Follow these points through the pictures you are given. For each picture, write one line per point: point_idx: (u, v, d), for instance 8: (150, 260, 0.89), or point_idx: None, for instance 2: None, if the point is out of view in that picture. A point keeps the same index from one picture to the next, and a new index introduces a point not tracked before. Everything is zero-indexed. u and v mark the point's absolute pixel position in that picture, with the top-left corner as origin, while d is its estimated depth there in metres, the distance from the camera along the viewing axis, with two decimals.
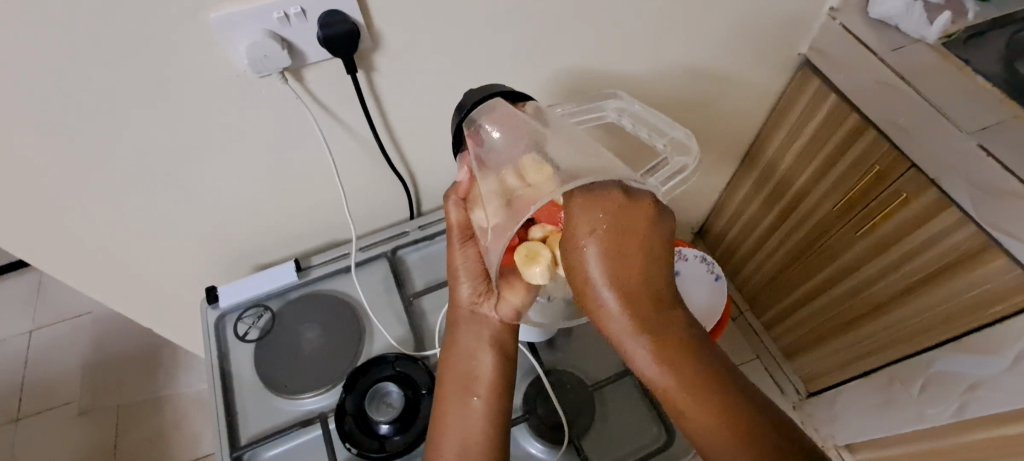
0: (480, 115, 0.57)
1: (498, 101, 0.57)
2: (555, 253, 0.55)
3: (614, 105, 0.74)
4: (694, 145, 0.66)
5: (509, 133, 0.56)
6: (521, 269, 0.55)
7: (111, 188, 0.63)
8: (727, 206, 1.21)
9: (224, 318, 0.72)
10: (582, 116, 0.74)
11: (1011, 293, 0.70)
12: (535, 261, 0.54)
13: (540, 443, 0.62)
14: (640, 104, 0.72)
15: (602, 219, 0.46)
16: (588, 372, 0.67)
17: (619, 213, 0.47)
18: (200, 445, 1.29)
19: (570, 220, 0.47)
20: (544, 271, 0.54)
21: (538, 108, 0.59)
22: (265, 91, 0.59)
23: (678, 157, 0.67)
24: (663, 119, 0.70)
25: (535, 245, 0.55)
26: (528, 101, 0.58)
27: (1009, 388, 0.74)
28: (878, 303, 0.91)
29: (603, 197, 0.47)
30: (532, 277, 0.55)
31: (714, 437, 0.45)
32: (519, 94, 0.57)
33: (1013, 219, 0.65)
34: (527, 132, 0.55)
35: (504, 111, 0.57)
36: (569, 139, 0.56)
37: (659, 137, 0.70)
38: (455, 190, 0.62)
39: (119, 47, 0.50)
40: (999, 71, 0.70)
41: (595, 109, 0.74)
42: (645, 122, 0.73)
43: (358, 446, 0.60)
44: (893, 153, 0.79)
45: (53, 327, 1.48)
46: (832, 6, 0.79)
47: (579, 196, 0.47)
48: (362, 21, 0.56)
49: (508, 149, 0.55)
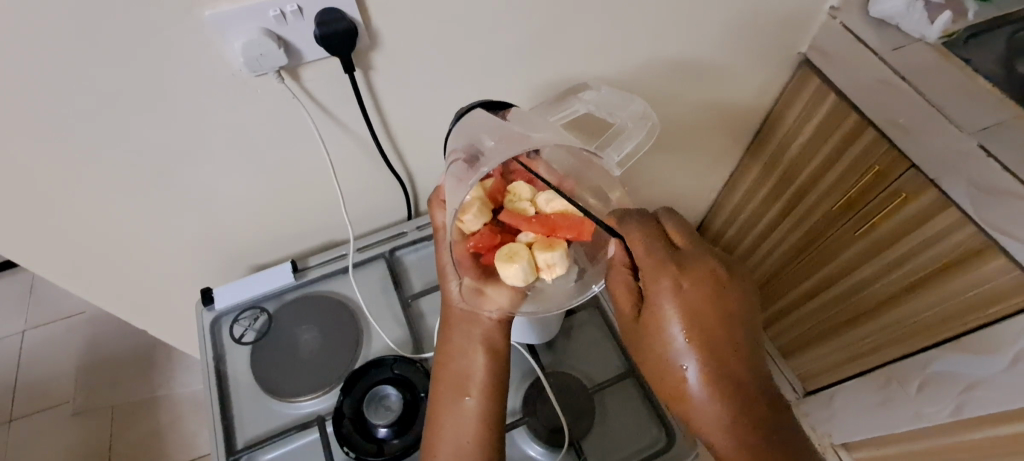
0: (465, 123, 0.59)
1: (478, 111, 0.59)
2: (533, 257, 0.56)
3: (588, 97, 0.69)
4: (650, 114, 0.65)
5: (495, 137, 0.56)
6: (499, 272, 0.57)
7: (103, 188, 0.62)
8: (725, 206, 1.21)
9: (219, 319, 0.71)
10: (555, 117, 0.68)
11: (1012, 292, 0.70)
12: (509, 261, 0.55)
13: (538, 445, 0.61)
14: (606, 87, 0.69)
15: (682, 288, 0.52)
16: (588, 373, 0.67)
17: (704, 289, 0.53)
18: (197, 445, 1.28)
19: (656, 288, 0.53)
20: (520, 270, 0.55)
21: (522, 113, 0.60)
22: (261, 89, 0.58)
23: (636, 125, 0.65)
24: (622, 97, 0.68)
25: (513, 246, 0.57)
26: (511, 108, 0.60)
27: (1006, 388, 0.74)
28: (875, 302, 0.91)
29: (690, 271, 0.53)
30: (510, 279, 0.56)
31: None
32: (501, 103, 0.61)
33: (1012, 220, 0.65)
34: (512, 132, 0.55)
35: (483, 118, 0.58)
36: (554, 132, 0.56)
37: (619, 111, 0.66)
38: (438, 194, 0.64)
39: (112, 45, 0.49)
40: (999, 72, 0.70)
41: (566, 105, 0.68)
42: (610, 103, 0.68)
43: (356, 449, 0.60)
44: (893, 152, 0.78)
45: (47, 327, 1.46)
46: (833, 4, 0.79)
47: (667, 270, 0.53)
48: (359, 18, 0.55)
49: (491, 148, 0.55)
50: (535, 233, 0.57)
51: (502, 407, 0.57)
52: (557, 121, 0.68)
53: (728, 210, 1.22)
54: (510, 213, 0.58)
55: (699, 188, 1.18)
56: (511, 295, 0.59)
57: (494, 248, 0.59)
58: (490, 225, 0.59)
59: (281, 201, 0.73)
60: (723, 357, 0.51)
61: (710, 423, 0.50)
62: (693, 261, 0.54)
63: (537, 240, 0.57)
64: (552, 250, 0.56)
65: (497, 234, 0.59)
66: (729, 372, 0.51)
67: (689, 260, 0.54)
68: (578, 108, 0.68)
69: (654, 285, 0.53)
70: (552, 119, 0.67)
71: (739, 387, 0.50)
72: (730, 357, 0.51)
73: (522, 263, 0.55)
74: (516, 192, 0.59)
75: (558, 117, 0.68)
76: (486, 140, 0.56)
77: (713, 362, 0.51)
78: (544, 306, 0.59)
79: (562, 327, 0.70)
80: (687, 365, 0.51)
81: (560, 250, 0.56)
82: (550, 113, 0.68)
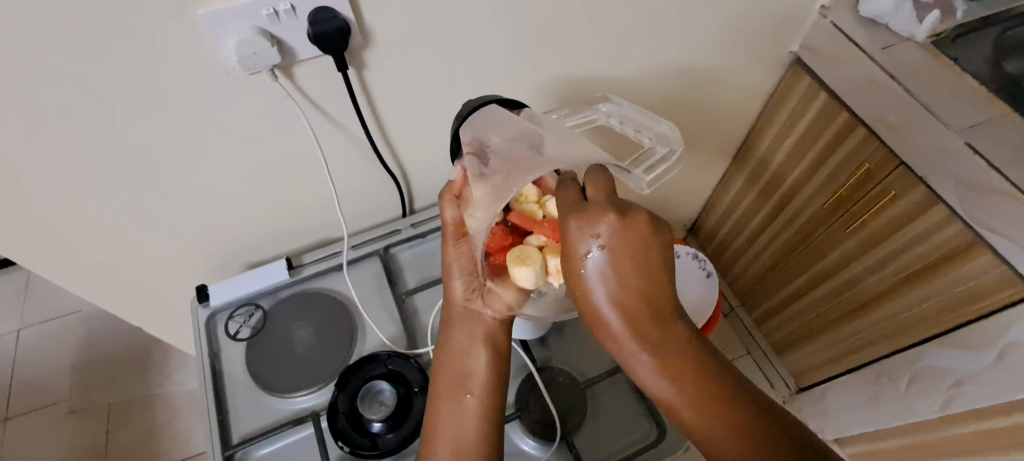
0: (478, 121, 0.59)
1: (493, 108, 0.59)
2: (546, 262, 0.57)
3: (608, 109, 0.74)
4: (673, 133, 0.67)
5: (509, 141, 0.57)
6: (510, 274, 0.57)
7: (97, 186, 0.62)
8: (719, 203, 1.22)
9: (215, 316, 0.72)
10: (574, 120, 0.74)
11: (999, 287, 0.71)
12: (521, 263, 0.55)
13: (531, 440, 0.62)
14: (630, 103, 0.73)
15: (595, 236, 0.48)
16: (580, 368, 0.67)
17: (611, 234, 0.48)
18: (192, 445, 1.28)
19: (567, 240, 0.49)
20: (533, 274, 0.55)
21: (534, 115, 0.61)
22: (254, 87, 0.58)
23: (662, 147, 0.67)
24: (648, 116, 0.71)
25: (525, 249, 0.57)
26: (523, 109, 0.61)
27: (992, 382, 0.75)
28: (867, 299, 0.92)
29: (592, 215, 0.48)
30: (521, 281, 0.57)
31: (716, 444, 0.46)
32: (513, 102, 0.61)
33: (997, 216, 0.66)
34: (526, 132, 0.57)
35: (499, 116, 0.58)
36: (569, 141, 0.57)
37: (645, 131, 0.70)
38: (449, 188, 0.63)
39: (106, 44, 0.50)
40: (987, 71, 0.71)
41: (588, 112, 0.74)
42: (632, 119, 0.72)
43: (351, 444, 0.61)
44: (882, 151, 0.79)
45: (42, 326, 1.46)
46: (823, 3, 0.80)
47: (572, 216, 0.49)
48: (352, 16, 0.55)
49: (505, 151, 0.57)
50: (546, 237, 0.58)
51: (499, 402, 0.58)
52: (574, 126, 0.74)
53: (720, 209, 1.23)
54: (520, 215, 0.59)
55: (692, 187, 1.19)
56: (517, 294, 0.60)
57: (504, 249, 0.60)
58: (501, 226, 0.60)
59: (276, 200, 0.73)
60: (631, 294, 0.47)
61: (646, 370, 0.48)
62: (600, 206, 0.49)
63: (548, 244, 0.58)
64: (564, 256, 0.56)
65: (508, 236, 0.60)
66: (646, 313, 0.47)
67: (595, 203, 0.49)
68: (596, 118, 0.74)
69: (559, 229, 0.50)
70: (571, 122, 0.72)
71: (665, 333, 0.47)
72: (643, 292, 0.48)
73: (535, 267, 0.55)
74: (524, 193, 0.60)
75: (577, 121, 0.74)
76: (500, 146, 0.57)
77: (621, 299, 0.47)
78: (544, 311, 0.61)
79: (555, 323, 0.71)
80: (611, 318, 0.48)
81: None
82: (571, 117, 0.74)
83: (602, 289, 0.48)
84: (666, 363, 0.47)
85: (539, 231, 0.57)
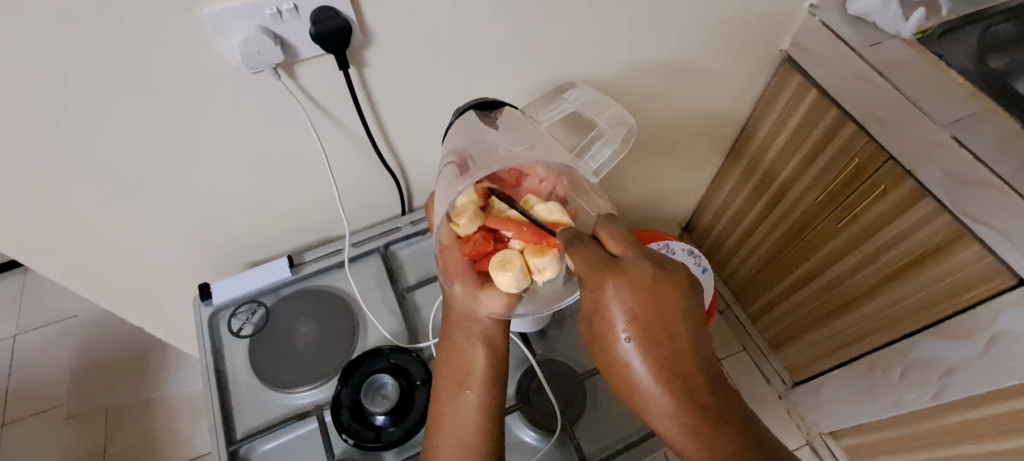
0: (461, 126, 0.61)
1: (471, 114, 0.61)
2: (527, 264, 0.57)
3: (572, 97, 0.72)
4: (629, 118, 0.68)
5: (489, 141, 0.59)
6: (494, 279, 0.58)
7: (101, 184, 0.63)
8: (713, 201, 1.24)
9: (217, 314, 0.72)
10: (544, 115, 0.69)
11: (985, 278, 0.73)
12: (501, 269, 0.56)
13: (531, 431, 0.63)
14: (592, 91, 0.72)
15: (627, 300, 0.51)
16: (577, 360, 0.69)
17: (643, 291, 0.51)
18: (193, 447, 1.28)
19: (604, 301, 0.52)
20: (513, 278, 0.56)
21: (515, 114, 0.62)
22: (257, 85, 0.59)
23: (617, 129, 0.68)
24: (604, 101, 0.71)
25: (507, 253, 0.58)
26: (504, 106, 0.62)
27: (981, 371, 0.77)
28: (859, 292, 0.93)
29: (628, 275, 0.52)
30: (505, 286, 0.57)
31: None
32: (494, 102, 0.61)
33: (983, 207, 0.68)
34: (505, 137, 0.59)
35: (474, 125, 0.61)
36: (544, 142, 0.59)
37: (603, 114, 0.70)
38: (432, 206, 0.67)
39: (116, 44, 0.51)
40: (971, 67, 0.73)
41: (554, 104, 0.70)
42: (592, 104, 0.71)
43: (354, 437, 0.61)
44: (871, 145, 0.81)
45: (38, 331, 1.46)
46: (812, 2, 0.81)
47: (608, 277, 0.52)
48: (353, 16, 0.56)
49: (486, 149, 0.58)
50: (525, 241, 0.58)
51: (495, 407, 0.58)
52: (547, 121, 0.70)
53: (714, 207, 1.25)
54: (498, 219, 0.58)
55: (686, 185, 1.20)
56: (505, 298, 0.61)
57: (486, 254, 0.59)
58: (483, 231, 0.59)
59: (278, 197, 0.74)
60: (676, 354, 0.51)
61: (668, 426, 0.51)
62: (634, 263, 0.53)
63: (527, 246, 0.58)
64: (543, 255, 0.57)
65: (490, 243, 0.59)
66: (681, 376, 0.51)
67: (629, 263, 0.53)
68: (565, 107, 0.70)
69: (592, 286, 0.53)
70: (542, 119, 0.69)
71: (692, 394, 0.50)
72: (679, 358, 0.51)
73: (515, 271, 0.56)
74: (497, 202, 0.60)
75: (547, 115, 0.70)
76: (476, 146, 0.59)
77: (664, 364, 0.51)
78: (537, 307, 0.61)
79: (553, 317, 0.72)
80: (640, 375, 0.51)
81: (551, 255, 0.57)
82: (540, 112, 0.70)
83: (644, 357, 0.51)
84: (693, 423, 0.49)
85: (517, 235, 0.57)
